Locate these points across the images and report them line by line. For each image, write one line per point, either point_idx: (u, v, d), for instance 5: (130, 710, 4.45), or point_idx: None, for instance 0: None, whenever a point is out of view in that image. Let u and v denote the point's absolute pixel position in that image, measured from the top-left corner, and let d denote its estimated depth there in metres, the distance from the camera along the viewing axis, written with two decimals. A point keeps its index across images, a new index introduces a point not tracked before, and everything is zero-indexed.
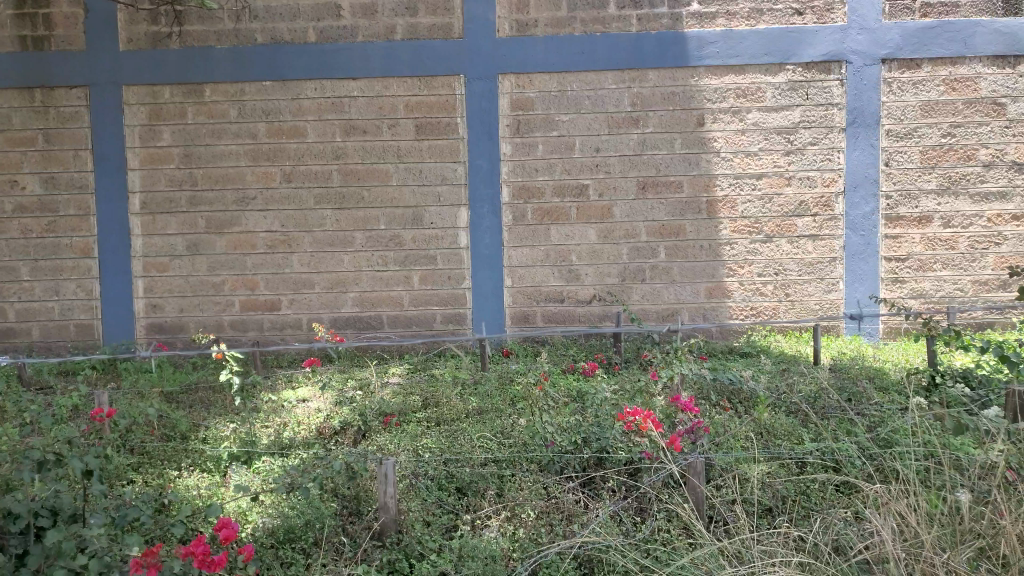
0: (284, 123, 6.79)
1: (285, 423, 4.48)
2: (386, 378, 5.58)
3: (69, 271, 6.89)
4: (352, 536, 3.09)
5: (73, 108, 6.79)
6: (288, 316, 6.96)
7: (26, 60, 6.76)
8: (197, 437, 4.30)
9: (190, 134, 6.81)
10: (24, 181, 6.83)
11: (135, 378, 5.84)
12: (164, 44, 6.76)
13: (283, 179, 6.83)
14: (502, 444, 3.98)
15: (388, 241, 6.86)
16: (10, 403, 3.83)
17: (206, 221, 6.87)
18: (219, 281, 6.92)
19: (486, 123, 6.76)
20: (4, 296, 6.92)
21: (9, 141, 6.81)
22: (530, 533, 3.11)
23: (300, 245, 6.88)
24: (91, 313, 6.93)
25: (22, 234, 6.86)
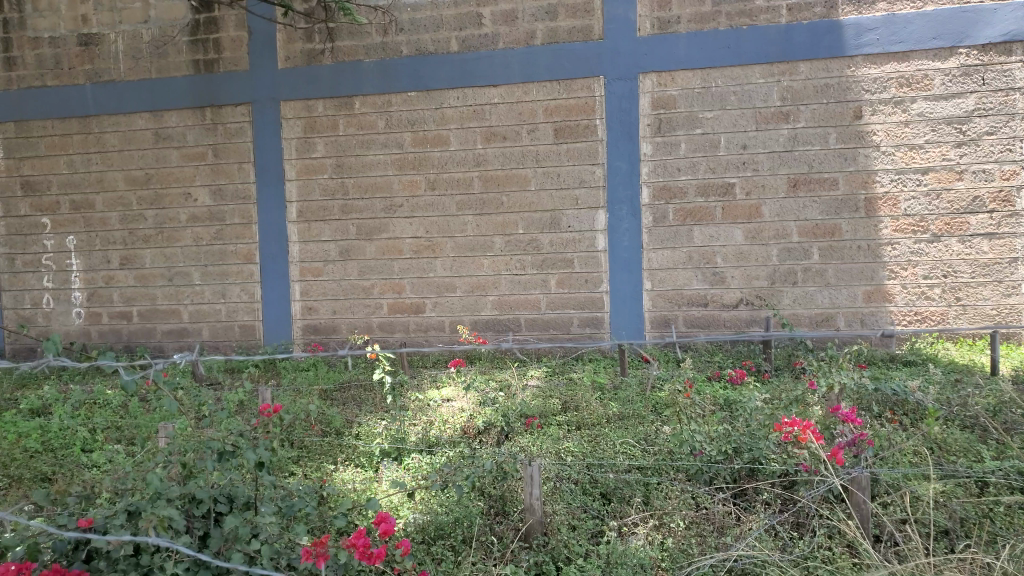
0: (428, 132, 7.00)
1: (431, 421, 4.58)
2: (526, 379, 5.60)
3: (235, 276, 7.41)
4: (499, 536, 3.12)
5: (239, 124, 7.30)
6: (432, 318, 7.16)
7: (198, 81, 7.34)
8: (351, 433, 4.50)
9: (342, 145, 7.16)
10: (196, 194, 7.41)
11: (293, 376, 6.19)
12: (318, 61, 7.14)
13: (427, 187, 7.04)
14: (646, 451, 3.88)
15: (527, 245, 6.91)
16: (187, 396, 4.15)
17: (356, 228, 7.19)
18: (369, 284, 7.23)
19: (626, 124, 6.67)
20: (179, 299, 7.54)
21: (184, 157, 7.42)
22: (680, 543, 2.99)
23: (443, 250, 7.06)
24: (254, 314, 7.42)
25: (195, 242, 7.45)
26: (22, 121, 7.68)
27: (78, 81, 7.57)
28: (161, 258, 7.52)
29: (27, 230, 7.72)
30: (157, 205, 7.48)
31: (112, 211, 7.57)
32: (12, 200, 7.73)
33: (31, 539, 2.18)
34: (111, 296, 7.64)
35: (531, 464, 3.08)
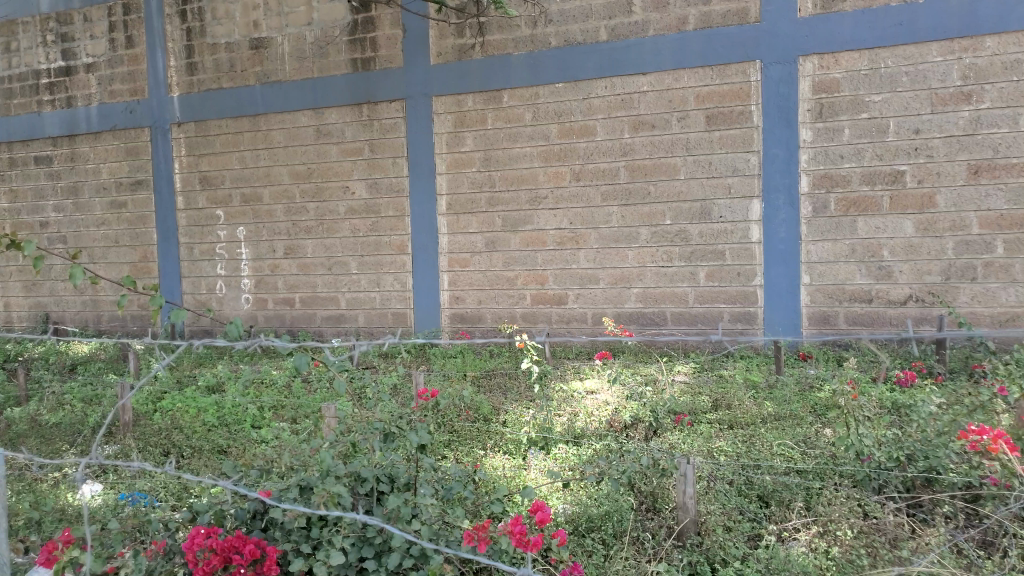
0: (575, 123, 6.98)
1: (576, 413, 4.57)
2: (673, 373, 5.46)
3: (388, 266, 7.72)
4: (651, 532, 3.05)
5: (393, 120, 7.58)
6: (575, 310, 7.15)
7: (356, 80, 7.68)
8: (499, 420, 4.57)
9: (489, 139, 7.27)
10: (354, 187, 7.78)
11: (442, 363, 6.37)
12: (469, 55, 7.28)
13: (573, 177, 7.02)
14: (805, 454, 3.70)
15: (675, 236, 6.75)
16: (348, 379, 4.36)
17: (503, 220, 7.30)
18: (513, 275, 7.32)
19: (784, 109, 6.36)
20: (337, 288, 7.95)
21: (343, 152, 7.79)
22: (846, 552, 2.78)
23: (588, 241, 7.03)
24: (405, 303, 7.71)
25: (352, 233, 7.82)
26: (201, 122, 8.34)
27: (249, 82, 8.12)
28: (321, 249, 7.96)
29: (205, 221, 8.40)
30: (318, 198, 7.92)
31: (278, 203, 8.08)
32: (192, 195, 8.43)
33: (219, 507, 2.38)
34: (277, 283, 8.17)
35: (684, 462, 3.03)
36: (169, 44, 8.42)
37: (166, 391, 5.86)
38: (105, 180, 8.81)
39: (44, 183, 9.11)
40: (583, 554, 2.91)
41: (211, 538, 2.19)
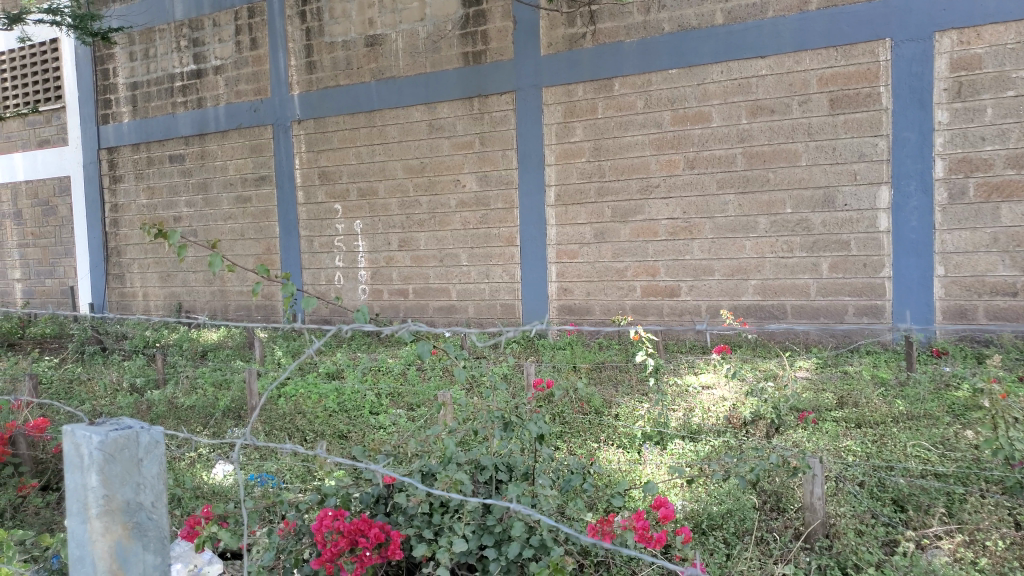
0: (689, 110, 6.79)
1: (692, 408, 4.44)
2: (794, 369, 5.23)
3: (497, 257, 7.77)
4: (777, 533, 2.94)
5: (503, 112, 7.61)
6: (688, 302, 6.97)
7: (467, 73, 7.76)
8: (612, 413, 4.50)
9: (600, 128, 7.19)
10: (465, 180, 7.87)
11: (552, 354, 6.35)
12: (580, 45, 7.21)
13: (687, 166, 6.84)
14: (944, 457, 3.46)
15: (795, 226, 6.47)
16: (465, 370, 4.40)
17: (613, 210, 7.20)
18: (623, 266, 7.22)
19: (917, 89, 5.98)
20: (448, 279, 8.09)
21: (454, 146, 7.90)
22: (997, 566, 2.61)
23: (702, 231, 6.83)
24: (514, 294, 7.75)
25: (463, 226, 7.93)
26: (320, 119, 8.65)
27: (365, 79, 8.35)
28: (433, 241, 8.11)
29: (323, 215, 8.71)
30: (430, 191, 8.07)
31: (392, 197, 8.29)
32: (311, 189, 8.76)
33: (345, 491, 2.43)
34: (391, 275, 8.39)
35: (815, 462, 2.87)
36: (290, 45, 8.77)
37: (288, 378, 6.12)
38: (232, 177, 9.27)
39: (178, 180, 9.69)
40: (705, 552, 2.81)
41: (337, 521, 2.22)
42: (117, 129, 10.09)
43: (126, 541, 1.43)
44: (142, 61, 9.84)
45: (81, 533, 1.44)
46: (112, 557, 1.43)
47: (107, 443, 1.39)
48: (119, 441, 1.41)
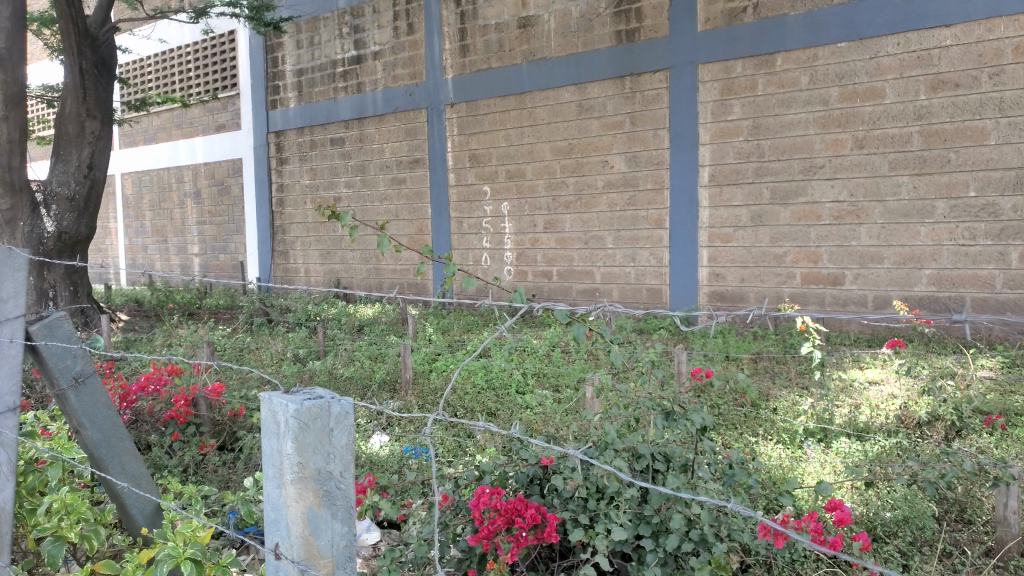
0: (859, 86, 6.33)
1: (858, 404, 4.14)
2: (976, 367, 4.78)
3: (645, 240, 7.60)
4: (962, 547, 2.68)
5: (656, 91, 7.41)
6: (853, 292, 6.55)
7: (620, 52, 7.61)
8: (770, 406, 4.27)
9: (760, 106, 6.84)
10: (613, 161, 7.74)
11: (703, 342, 6.14)
12: (740, 19, 6.89)
13: (855, 145, 6.39)
14: None
15: (979, 211, 5.92)
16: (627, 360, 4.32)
17: (771, 192, 6.85)
18: (782, 252, 6.86)
19: None
20: (593, 262, 8.01)
21: (604, 126, 7.78)
22: None
23: (871, 216, 6.38)
24: (661, 279, 7.56)
25: (610, 207, 7.80)
26: (471, 102, 8.78)
27: (516, 60, 8.38)
28: (579, 223, 8.04)
29: (472, 197, 8.87)
30: (578, 172, 8.00)
31: (540, 178, 8.29)
32: (462, 171, 8.92)
33: (502, 471, 2.45)
34: (536, 256, 8.43)
35: (1016, 473, 2.58)
36: (445, 29, 8.96)
37: (439, 354, 6.30)
38: (388, 159, 9.61)
39: (337, 162, 10.16)
40: (879, 560, 2.58)
41: (495, 498, 2.22)
42: (285, 114, 10.71)
43: (319, 511, 1.14)
44: (307, 49, 10.38)
45: (274, 496, 1.17)
46: (305, 525, 1.14)
47: (300, 412, 1.11)
48: (313, 408, 1.12)
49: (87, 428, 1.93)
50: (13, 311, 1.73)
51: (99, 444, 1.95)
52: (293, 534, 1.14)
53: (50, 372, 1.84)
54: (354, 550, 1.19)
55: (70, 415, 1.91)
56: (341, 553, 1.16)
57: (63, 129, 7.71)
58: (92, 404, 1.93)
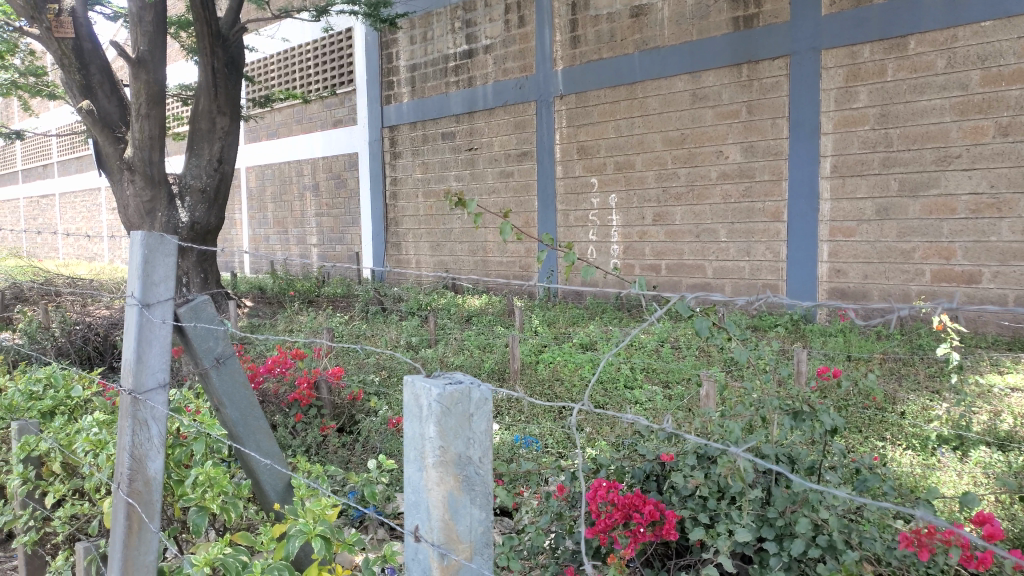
0: (1004, 68, 5.92)
1: (999, 412, 3.87)
2: None
3: (760, 234, 7.35)
4: None
5: (775, 79, 7.14)
6: (991, 291, 6.13)
7: (737, 39, 7.37)
8: (898, 411, 4.05)
9: (889, 92, 6.49)
10: (728, 151, 7.51)
11: (823, 341, 5.87)
12: (868, 1, 6.54)
13: (997, 133, 5.98)
14: None
15: None
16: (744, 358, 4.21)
17: (900, 183, 6.49)
18: (910, 248, 6.49)
19: None
20: (704, 255, 7.81)
21: (719, 116, 7.56)
22: None
23: (1013, 209, 5.94)
24: (777, 274, 7.29)
25: (724, 199, 7.59)
26: (581, 93, 8.72)
27: (628, 50, 8.26)
28: (691, 216, 7.86)
29: (580, 189, 8.82)
30: (690, 163, 7.81)
31: (650, 170, 8.15)
32: (570, 163, 8.89)
33: (619, 466, 2.39)
34: (644, 250, 8.29)
35: None
36: (556, 20, 8.93)
37: (547, 345, 6.32)
38: (497, 152, 9.69)
39: (448, 155, 10.34)
40: None
41: (612, 492, 2.19)
42: (398, 109, 10.98)
43: (458, 496, 1.15)
44: (421, 45, 10.60)
45: (415, 479, 1.19)
46: (446, 508, 1.15)
47: (443, 396, 1.12)
48: (455, 393, 1.13)
49: (227, 407, 2.03)
50: (165, 293, 1.85)
51: (237, 422, 2.05)
52: (434, 517, 1.15)
53: (195, 351, 1.95)
54: (489, 535, 1.20)
55: (212, 394, 2.02)
56: (478, 538, 1.17)
57: (197, 125, 8.19)
58: (232, 383, 2.03)
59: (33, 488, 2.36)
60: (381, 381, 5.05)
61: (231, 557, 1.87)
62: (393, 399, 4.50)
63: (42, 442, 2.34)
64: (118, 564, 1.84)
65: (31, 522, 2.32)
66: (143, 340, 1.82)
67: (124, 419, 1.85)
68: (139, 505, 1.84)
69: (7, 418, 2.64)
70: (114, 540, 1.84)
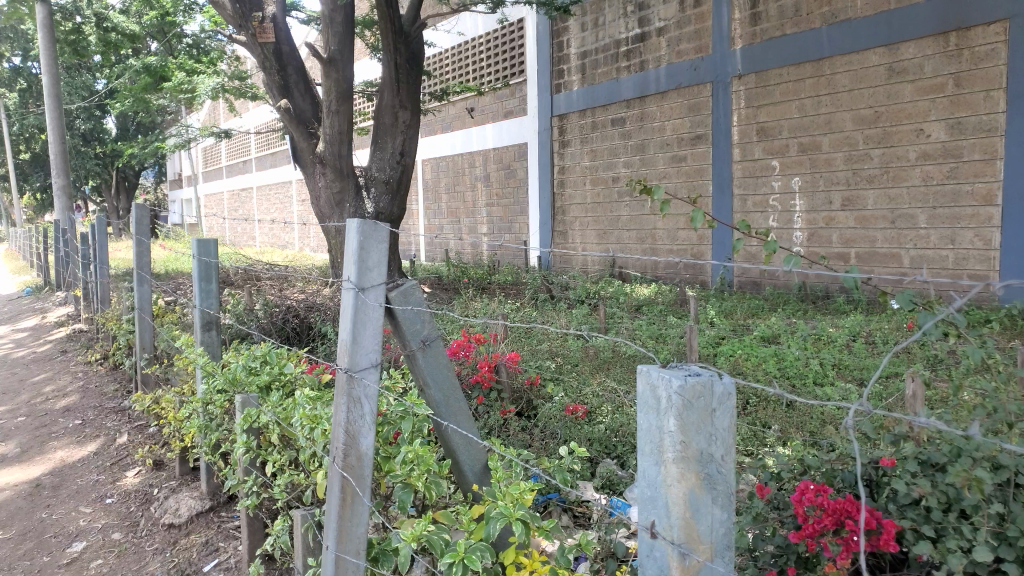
0: None
1: None
2: None
3: (968, 219, 6.69)
4: None
5: (990, 46, 6.44)
6: None
7: (944, 5, 6.72)
8: None
9: None
10: (930, 129, 6.89)
11: None
12: None
13: None
14: None
15: None
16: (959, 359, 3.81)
17: None
18: None
19: None
20: (900, 243, 7.22)
21: (919, 90, 6.94)
22: None
23: None
24: (988, 265, 6.61)
25: (924, 181, 6.96)
26: (762, 72, 8.30)
27: (815, 25, 7.75)
28: (885, 200, 7.27)
29: (759, 172, 8.39)
30: (885, 143, 7.22)
31: (839, 151, 7.62)
32: (748, 146, 8.48)
33: (828, 467, 2.21)
34: (831, 237, 7.78)
35: None
36: None
37: (725, 337, 6.08)
38: (669, 137, 9.43)
39: (618, 142, 10.19)
40: None
41: (822, 495, 1.99)
42: (568, 97, 10.97)
43: (700, 494, 1.11)
44: (592, 31, 10.52)
45: (651, 474, 1.16)
46: (686, 506, 1.12)
47: (685, 389, 1.08)
48: (698, 386, 1.09)
49: (431, 387, 2.12)
50: (377, 278, 1.93)
51: (440, 403, 2.14)
52: (675, 515, 1.12)
53: (403, 334, 2.04)
54: (728, 536, 1.16)
55: (417, 374, 2.11)
56: (720, 541, 1.13)
57: (381, 119, 8.59)
58: (436, 364, 2.11)
59: (255, 456, 2.59)
60: (556, 368, 5.06)
61: (434, 533, 1.93)
62: (570, 386, 4.49)
63: (262, 415, 2.55)
64: (334, 533, 1.95)
65: (252, 488, 2.53)
66: (359, 322, 1.91)
67: (339, 397, 1.96)
68: (353, 478, 1.95)
69: (230, 391, 2.90)
70: (331, 510, 1.96)
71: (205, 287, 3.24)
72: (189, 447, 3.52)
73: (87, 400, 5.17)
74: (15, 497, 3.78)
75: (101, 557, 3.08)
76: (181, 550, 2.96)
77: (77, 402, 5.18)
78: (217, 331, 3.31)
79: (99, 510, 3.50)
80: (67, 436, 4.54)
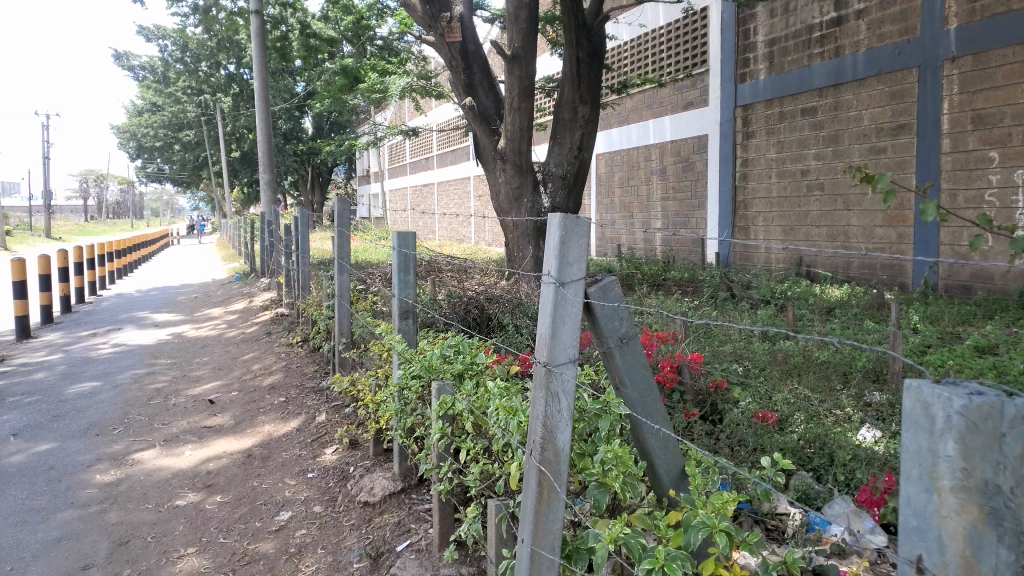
0: None
1: None
2: None
3: None
4: None
5: None
6: None
7: None
8: None
9: None
10: None
11: None
12: None
13: None
14: None
15: None
16: None
17: None
18: None
19: None
20: None
21: None
22: None
23: None
24: None
25: None
26: (980, 54, 7.52)
27: None
28: None
29: (973, 164, 7.60)
30: None
31: None
32: (961, 136, 7.70)
33: None
34: None
35: None
36: None
37: (932, 345, 5.56)
38: (867, 127, 8.76)
39: (808, 133, 9.60)
40: None
41: None
42: (754, 87, 10.49)
43: (983, 530, 1.01)
44: (782, 17, 9.97)
45: (919, 502, 1.07)
46: (966, 543, 1.02)
47: (969, 409, 1.00)
48: (983, 406, 1.00)
49: (627, 386, 2.05)
50: (577, 272, 1.90)
51: (636, 403, 2.06)
52: (953, 551, 1.03)
53: (601, 331, 1.98)
54: None
55: (613, 373, 2.05)
56: None
57: (561, 114, 8.60)
58: (633, 364, 2.04)
59: (449, 442, 2.65)
60: (742, 371, 4.84)
61: (631, 537, 1.88)
62: (759, 391, 4.27)
63: (457, 403, 2.61)
64: (530, 527, 1.95)
65: (447, 474, 2.60)
66: (558, 316, 1.89)
67: (537, 390, 1.95)
68: (549, 472, 1.94)
69: (426, 376, 3.00)
70: (528, 503, 1.96)
71: (403, 277, 3.38)
72: (383, 429, 3.69)
73: (290, 379, 5.61)
74: (231, 464, 4.16)
75: (306, 527, 3.32)
76: (376, 528, 3.13)
77: (282, 380, 5.63)
78: (414, 319, 3.46)
79: (303, 483, 3.77)
80: (274, 411, 4.93)
